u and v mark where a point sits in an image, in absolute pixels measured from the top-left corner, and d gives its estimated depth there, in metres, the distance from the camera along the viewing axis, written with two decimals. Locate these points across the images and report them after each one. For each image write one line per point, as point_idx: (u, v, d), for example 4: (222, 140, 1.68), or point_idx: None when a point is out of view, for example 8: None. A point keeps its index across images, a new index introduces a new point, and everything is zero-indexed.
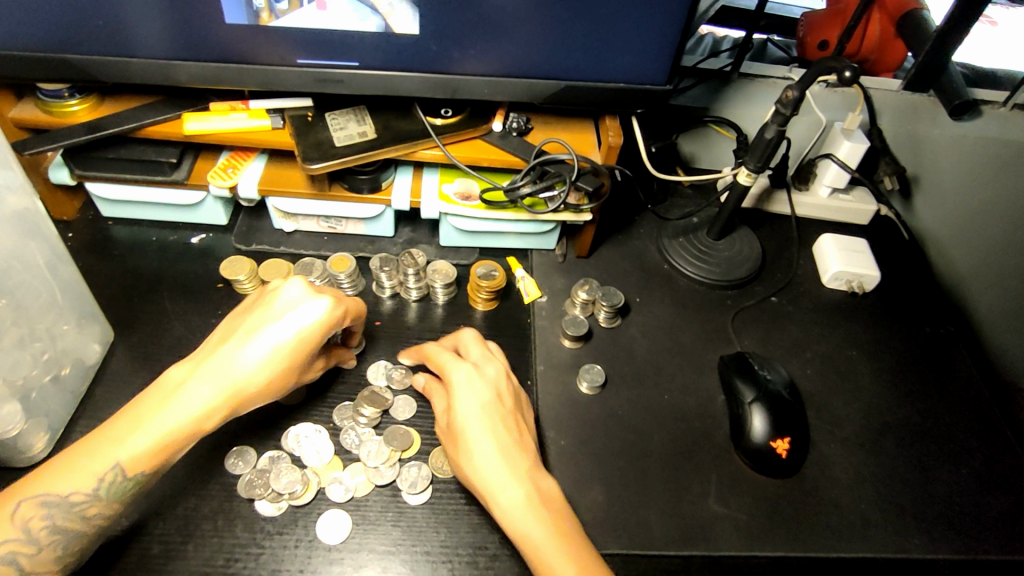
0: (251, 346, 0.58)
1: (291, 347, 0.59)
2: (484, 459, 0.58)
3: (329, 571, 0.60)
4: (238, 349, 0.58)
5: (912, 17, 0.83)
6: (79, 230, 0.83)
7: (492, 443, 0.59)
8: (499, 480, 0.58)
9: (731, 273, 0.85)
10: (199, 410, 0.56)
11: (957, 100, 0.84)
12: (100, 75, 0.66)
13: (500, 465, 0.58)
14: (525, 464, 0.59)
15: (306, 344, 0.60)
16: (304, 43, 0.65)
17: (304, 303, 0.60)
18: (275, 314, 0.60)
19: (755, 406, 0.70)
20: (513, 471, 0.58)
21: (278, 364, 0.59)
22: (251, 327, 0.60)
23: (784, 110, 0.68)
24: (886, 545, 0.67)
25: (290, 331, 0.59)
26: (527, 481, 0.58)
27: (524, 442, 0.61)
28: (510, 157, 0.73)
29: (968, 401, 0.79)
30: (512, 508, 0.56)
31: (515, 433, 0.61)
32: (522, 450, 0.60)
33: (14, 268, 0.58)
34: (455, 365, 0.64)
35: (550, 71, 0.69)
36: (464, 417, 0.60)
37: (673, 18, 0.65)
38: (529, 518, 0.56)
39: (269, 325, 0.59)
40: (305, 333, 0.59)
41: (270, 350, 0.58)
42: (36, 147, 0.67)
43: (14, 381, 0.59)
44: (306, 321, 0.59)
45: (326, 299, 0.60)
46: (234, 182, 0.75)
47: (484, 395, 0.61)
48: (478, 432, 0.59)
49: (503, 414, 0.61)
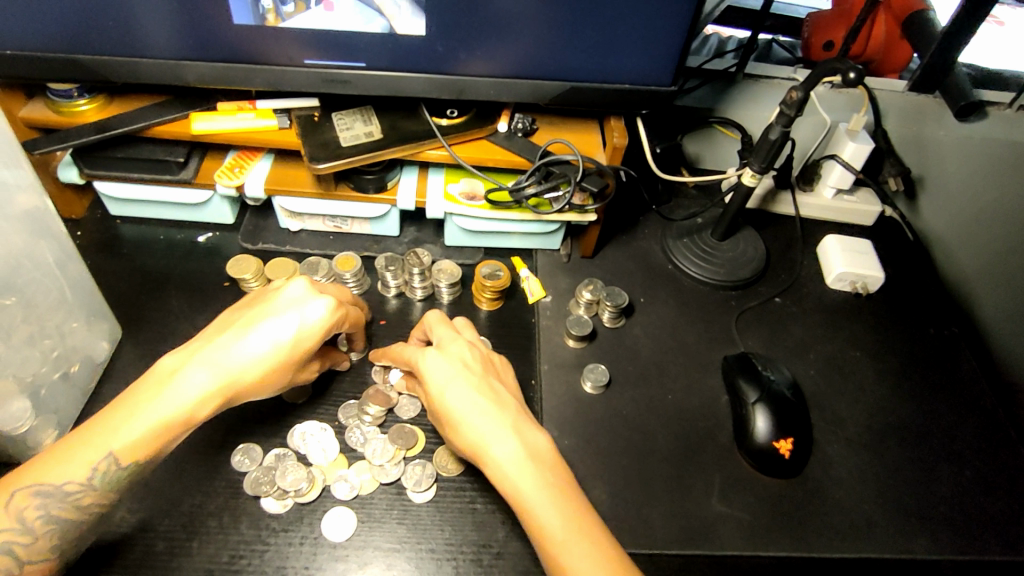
0: (252, 342, 0.57)
1: (293, 346, 0.59)
2: (465, 426, 0.56)
3: (334, 568, 0.60)
4: (238, 343, 0.57)
5: (919, 18, 0.83)
6: (88, 229, 0.84)
7: (471, 406, 0.57)
8: (483, 442, 0.56)
9: (735, 273, 0.85)
10: (196, 403, 0.55)
11: (964, 101, 0.85)
12: (109, 76, 0.66)
13: (487, 429, 0.56)
14: (511, 419, 0.57)
15: (307, 344, 0.59)
16: (311, 44, 0.66)
17: (310, 303, 0.60)
18: (278, 312, 0.59)
19: (759, 405, 0.70)
20: (499, 433, 0.56)
21: (276, 362, 0.58)
22: (253, 322, 0.59)
23: (789, 111, 0.69)
24: (889, 545, 0.67)
25: (292, 330, 0.58)
26: (513, 436, 0.56)
27: (505, 399, 0.59)
28: (516, 157, 0.73)
29: (972, 402, 0.79)
30: (503, 465, 0.54)
31: (493, 392, 0.59)
32: (504, 408, 0.58)
33: (23, 266, 0.59)
34: (420, 353, 0.62)
35: (556, 72, 0.70)
36: (437, 390, 0.58)
37: (679, 20, 0.65)
38: (521, 472, 0.54)
39: (271, 323, 0.58)
40: (307, 333, 0.59)
41: (271, 347, 0.58)
42: (46, 147, 0.68)
43: (23, 378, 0.60)
44: (310, 322, 0.59)
45: (327, 299, 0.60)
46: (241, 182, 0.75)
47: (453, 371, 0.59)
48: (454, 399, 0.57)
49: (477, 384, 0.58)
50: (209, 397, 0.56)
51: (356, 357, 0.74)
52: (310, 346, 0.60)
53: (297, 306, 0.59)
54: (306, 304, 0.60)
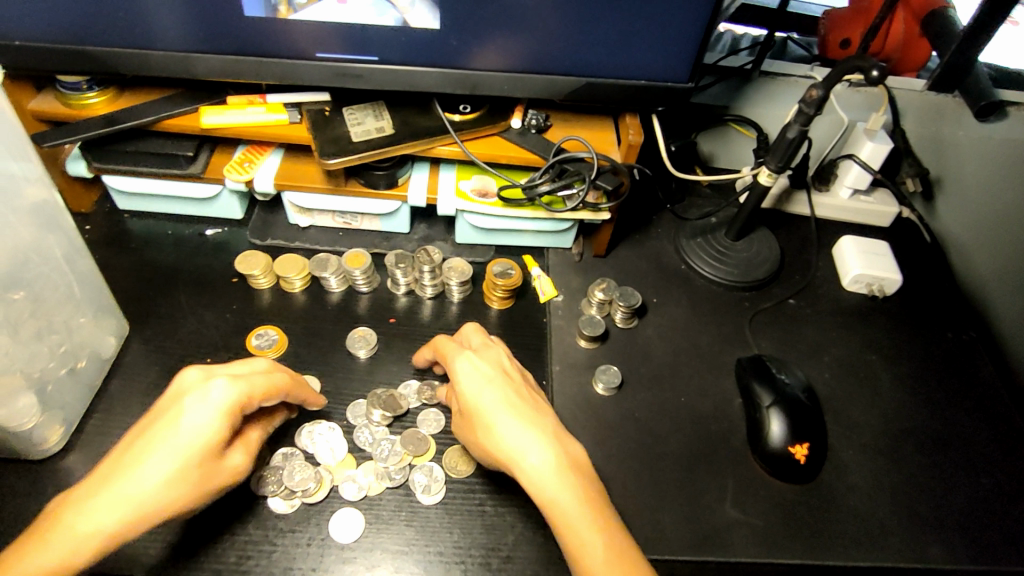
0: (148, 453, 0.50)
1: (195, 448, 0.51)
2: (499, 429, 0.55)
3: (341, 570, 0.60)
4: (131, 460, 0.50)
5: (939, 15, 0.82)
6: (96, 223, 0.83)
7: (506, 411, 0.55)
8: (516, 451, 0.53)
9: (750, 274, 0.84)
10: (88, 536, 0.47)
11: (983, 101, 0.82)
12: (119, 68, 0.66)
13: (522, 433, 0.54)
14: (547, 428, 0.56)
15: (210, 440, 0.52)
16: (322, 37, 0.65)
17: (198, 392, 0.52)
18: (170, 414, 0.52)
19: (773, 410, 0.69)
20: (535, 436, 0.54)
21: (182, 469, 0.50)
22: (144, 434, 0.51)
23: (808, 110, 0.67)
24: (906, 554, 0.66)
25: (187, 432, 0.51)
26: (551, 445, 0.54)
27: (540, 409, 0.57)
28: (529, 154, 0.72)
29: (990, 409, 0.78)
30: (538, 475, 0.52)
31: (529, 400, 0.57)
32: (539, 416, 0.56)
33: (31, 260, 0.58)
34: (456, 352, 0.61)
35: (571, 67, 0.68)
36: (472, 391, 0.57)
37: (698, 16, 0.64)
38: (556, 481, 0.52)
39: (163, 430, 0.51)
40: (206, 428, 0.52)
41: (168, 455, 0.50)
42: (55, 140, 0.67)
43: (30, 374, 0.59)
44: (202, 415, 0.52)
45: (222, 384, 0.53)
46: (250, 177, 0.74)
47: (490, 372, 0.58)
48: (490, 403, 0.56)
49: (514, 387, 0.58)
50: (108, 525, 0.48)
51: (365, 355, 0.74)
52: (213, 442, 0.52)
53: (187, 399, 0.52)
54: (197, 395, 0.52)
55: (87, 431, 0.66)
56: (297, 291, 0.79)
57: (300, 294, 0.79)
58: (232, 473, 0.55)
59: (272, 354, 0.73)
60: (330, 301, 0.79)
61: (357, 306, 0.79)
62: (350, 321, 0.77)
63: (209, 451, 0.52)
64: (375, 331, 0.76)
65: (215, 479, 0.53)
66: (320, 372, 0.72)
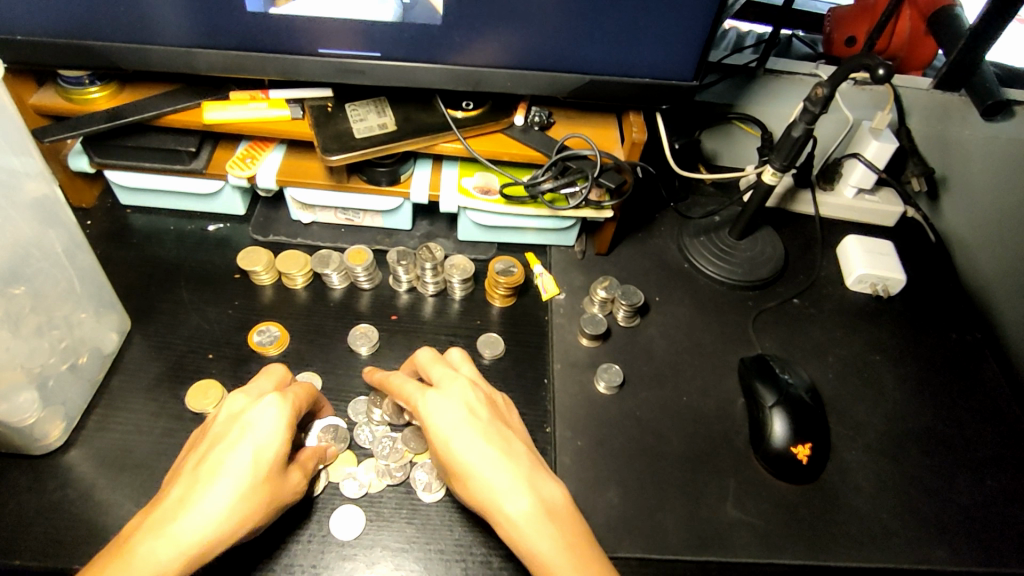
0: (221, 470, 0.49)
1: (262, 462, 0.51)
2: (475, 478, 0.52)
3: (341, 567, 0.59)
4: (204, 479, 0.49)
5: (945, 14, 0.81)
6: (97, 218, 0.83)
7: (479, 459, 0.52)
8: (495, 501, 0.51)
9: (753, 273, 0.83)
10: (170, 554, 0.46)
11: (990, 100, 0.81)
12: (121, 63, 0.65)
13: (498, 480, 0.51)
14: (524, 469, 0.53)
15: (275, 454, 0.52)
16: (324, 33, 0.64)
17: (256, 408, 0.53)
18: (231, 435, 0.52)
19: (776, 410, 0.68)
20: (511, 482, 0.51)
21: (253, 484, 0.50)
22: (209, 455, 0.51)
23: (813, 108, 0.67)
24: (908, 555, 0.65)
25: (255, 446, 0.51)
26: (528, 492, 0.51)
27: (515, 449, 0.54)
28: (532, 151, 0.72)
29: (994, 410, 0.77)
30: (519, 525, 0.50)
31: (502, 441, 0.54)
32: (516, 459, 0.53)
33: (32, 255, 0.58)
34: (418, 395, 0.57)
35: (574, 64, 0.68)
36: (440, 438, 0.54)
37: (703, 13, 0.63)
38: (536, 531, 0.50)
39: (229, 449, 0.51)
40: (271, 441, 0.52)
41: (241, 472, 0.50)
42: (56, 135, 0.67)
43: (31, 369, 0.59)
44: (265, 431, 0.52)
45: (276, 397, 0.54)
46: (252, 173, 0.74)
47: (457, 414, 0.54)
48: (461, 450, 0.53)
49: (483, 428, 0.54)
50: (192, 541, 0.46)
51: (366, 352, 0.74)
52: (278, 456, 0.52)
53: (246, 417, 0.52)
54: (256, 411, 0.53)
55: (88, 426, 0.66)
56: (298, 287, 0.79)
57: (301, 291, 0.79)
58: (293, 491, 0.54)
59: (273, 351, 0.73)
60: (332, 298, 0.79)
61: (358, 303, 0.79)
62: (351, 318, 0.77)
63: (274, 466, 0.52)
64: (377, 328, 0.76)
65: (281, 495, 0.52)
66: (322, 369, 0.72)
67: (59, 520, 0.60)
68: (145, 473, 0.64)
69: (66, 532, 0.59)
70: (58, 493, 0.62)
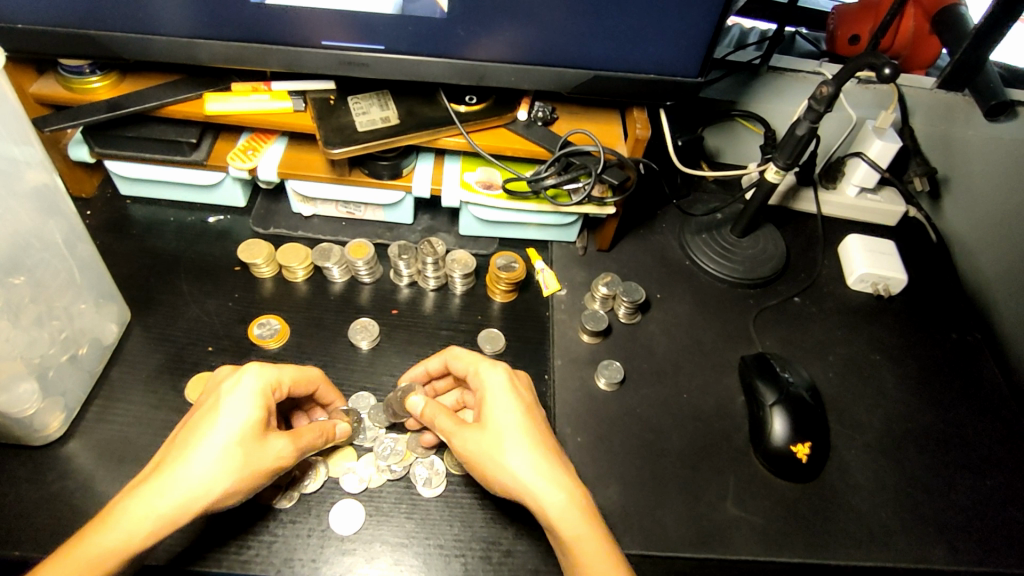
0: (195, 439, 0.51)
1: (234, 431, 0.52)
2: (520, 460, 0.54)
3: (341, 562, 0.59)
4: (178, 450, 0.51)
5: (949, 12, 0.80)
6: (98, 208, 0.83)
7: (519, 435, 0.56)
8: (524, 477, 0.53)
9: (754, 271, 0.83)
10: (140, 522, 0.48)
11: (994, 100, 0.81)
12: (123, 52, 0.65)
13: (543, 462, 0.54)
14: (561, 463, 0.56)
15: (249, 421, 0.53)
16: (327, 25, 0.64)
17: (232, 379, 0.54)
18: (210, 406, 0.53)
19: (777, 408, 0.68)
20: (555, 469, 0.54)
21: (228, 452, 0.51)
22: (188, 426, 0.53)
23: (818, 106, 0.66)
24: (906, 554, 0.66)
25: (227, 416, 0.52)
26: (569, 480, 0.54)
27: (549, 438, 0.57)
28: (535, 147, 0.72)
29: (992, 410, 0.77)
30: (543, 500, 0.52)
31: (538, 426, 0.57)
32: (548, 446, 0.56)
33: (33, 247, 0.58)
34: (488, 368, 0.60)
35: (579, 60, 0.68)
36: (497, 419, 0.57)
37: (708, 9, 0.63)
38: (576, 516, 0.52)
39: (205, 420, 0.53)
40: (244, 410, 0.53)
41: (214, 439, 0.51)
42: (56, 124, 0.67)
43: (31, 360, 0.59)
44: (237, 400, 0.53)
45: (252, 366, 0.55)
46: (253, 165, 0.74)
47: (517, 398, 0.58)
48: (511, 432, 0.56)
49: (534, 415, 0.58)
50: (160, 510, 0.48)
51: (366, 346, 0.73)
52: (254, 422, 0.53)
53: (225, 388, 0.54)
54: (232, 382, 0.54)
55: (87, 419, 0.66)
56: (299, 281, 0.79)
57: (302, 284, 0.79)
58: (280, 460, 0.54)
59: (273, 344, 0.72)
60: (333, 291, 0.79)
61: (360, 297, 0.78)
62: (352, 312, 0.77)
63: (252, 434, 0.53)
64: (378, 322, 0.76)
65: (265, 465, 0.53)
66: (322, 362, 0.72)
67: (58, 510, 0.60)
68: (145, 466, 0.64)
69: (66, 523, 0.59)
70: (57, 484, 0.62)
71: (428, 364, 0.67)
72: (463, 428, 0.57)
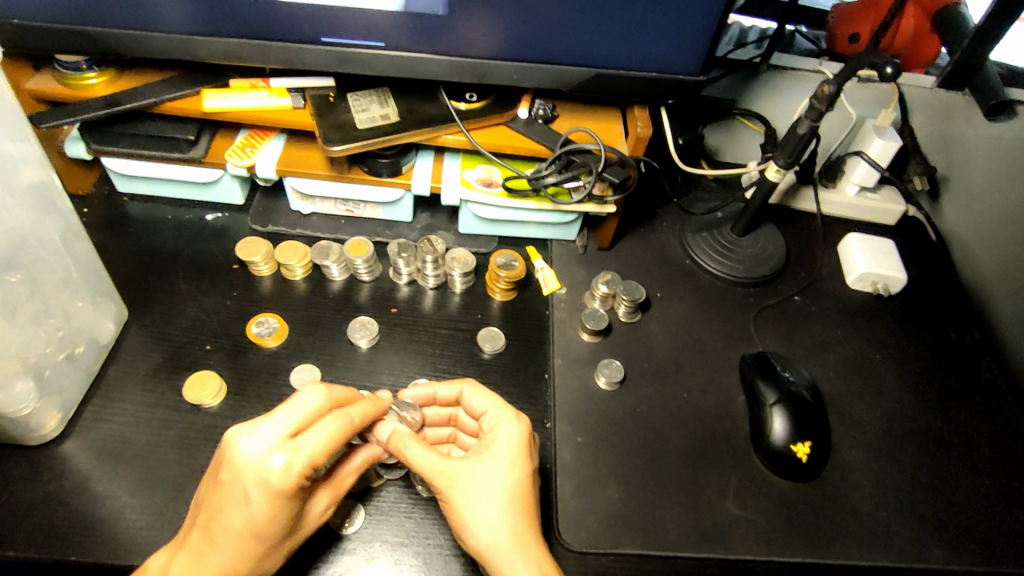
0: (230, 537, 0.50)
1: (270, 524, 0.50)
2: (495, 522, 0.54)
3: (340, 561, 0.59)
4: (216, 540, 0.50)
5: (949, 12, 0.79)
6: (95, 206, 0.82)
7: (502, 496, 0.55)
8: (495, 538, 0.54)
9: (754, 271, 0.83)
10: None
11: (994, 100, 0.77)
12: (121, 49, 0.64)
13: (518, 529, 0.55)
14: (534, 531, 0.56)
15: (284, 514, 0.51)
16: (329, 22, 0.63)
17: (258, 476, 0.48)
18: (236, 500, 0.49)
19: (777, 408, 0.68)
20: (528, 540, 0.55)
21: (267, 541, 0.51)
22: (217, 514, 0.50)
23: (819, 105, 0.66)
24: (906, 554, 0.66)
25: (260, 517, 0.50)
26: (539, 553, 0.54)
27: (531, 499, 0.57)
28: (535, 145, 0.71)
29: (992, 409, 0.78)
30: (508, 564, 0.53)
31: (526, 488, 0.57)
32: (526, 512, 0.56)
33: (29, 244, 0.57)
34: (499, 418, 0.59)
35: (580, 58, 0.67)
36: (485, 474, 0.56)
37: (709, 6, 0.62)
38: None
39: (236, 516, 0.49)
40: (276, 508, 0.50)
41: (252, 536, 0.50)
42: (54, 121, 0.66)
43: (27, 359, 0.58)
44: (266, 501, 0.49)
45: (277, 462, 0.49)
46: (252, 162, 0.73)
47: (519, 459, 0.57)
48: (495, 491, 0.55)
49: (527, 478, 0.57)
50: None
51: (365, 345, 0.73)
52: (288, 512, 0.51)
53: (252, 487, 0.49)
54: (257, 480, 0.49)
55: (84, 418, 0.66)
56: (298, 279, 0.78)
57: (301, 282, 0.79)
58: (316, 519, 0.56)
59: (271, 343, 0.72)
60: (331, 289, 0.78)
61: (358, 295, 0.78)
62: (351, 311, 0.77)
63: (287, 519, 0.52)
64: (377, 320, 0.76)
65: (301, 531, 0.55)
66: (321, 361, 0.72)
67: (55, 510, 0.60)
68: (141, 465, 0.63)
69: (62, 523, 0.59)
70: (54, 484, 0.61)
71: (437, 390, 0.64)
72: (449, 468, 0.56)
